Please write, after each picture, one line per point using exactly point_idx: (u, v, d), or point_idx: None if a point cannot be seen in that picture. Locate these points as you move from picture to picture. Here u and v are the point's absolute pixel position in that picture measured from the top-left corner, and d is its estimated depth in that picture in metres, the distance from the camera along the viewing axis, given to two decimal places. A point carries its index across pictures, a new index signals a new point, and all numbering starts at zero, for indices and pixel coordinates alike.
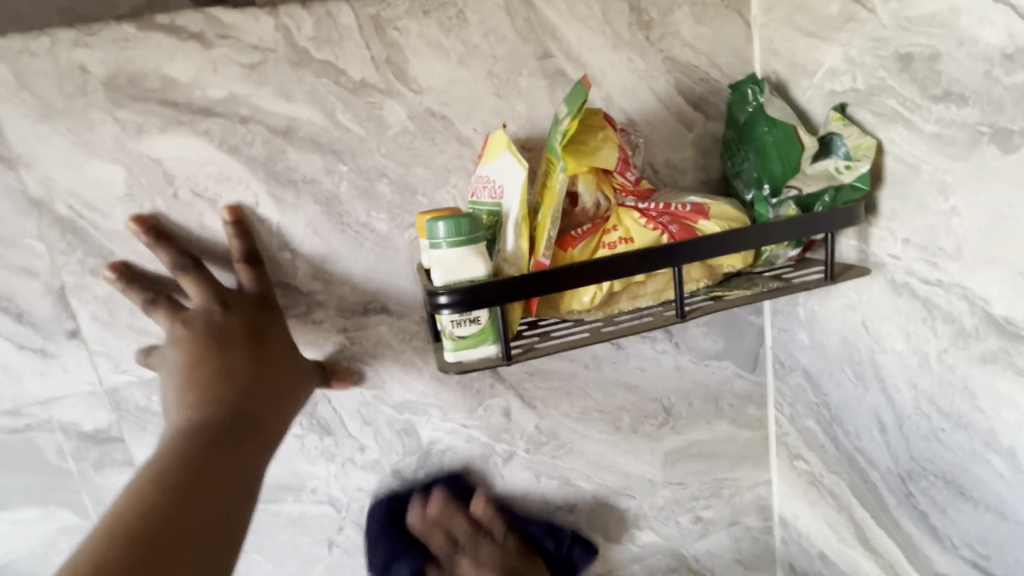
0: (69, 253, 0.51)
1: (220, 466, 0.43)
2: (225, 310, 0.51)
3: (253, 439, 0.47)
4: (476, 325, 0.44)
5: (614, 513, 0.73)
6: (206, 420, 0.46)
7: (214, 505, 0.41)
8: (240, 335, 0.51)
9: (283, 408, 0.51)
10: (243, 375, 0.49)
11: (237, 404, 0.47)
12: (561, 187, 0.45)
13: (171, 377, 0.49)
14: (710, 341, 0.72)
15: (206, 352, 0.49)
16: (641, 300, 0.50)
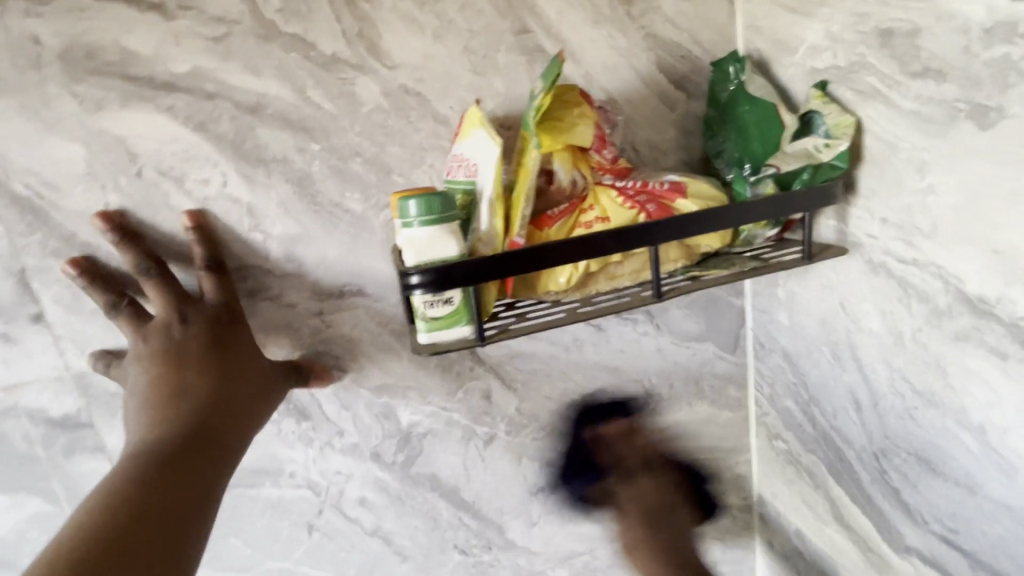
0: (29, 234, 0.49)
1: (173, 487, 0.41)
2: (185, 325, 0.50)
3: (207, 462, 0.44)
4: (449, 306, 0.43)
5: (595, 494, 0.74)
6: (156, 446, 0.43)
7: (157, 537, 0.38)
8: (199, 352, 0.49)
9: (241, 429, 0.49)
10: (202, 388, 0.48)
11: (190, 427, 0.45)
12: (536, 165, 0.44)
13: (132, 397, 0.48)
14: (691, 323, 0.72)
15: (163, 372, 0.47)
16: (617, 281, 0.49)
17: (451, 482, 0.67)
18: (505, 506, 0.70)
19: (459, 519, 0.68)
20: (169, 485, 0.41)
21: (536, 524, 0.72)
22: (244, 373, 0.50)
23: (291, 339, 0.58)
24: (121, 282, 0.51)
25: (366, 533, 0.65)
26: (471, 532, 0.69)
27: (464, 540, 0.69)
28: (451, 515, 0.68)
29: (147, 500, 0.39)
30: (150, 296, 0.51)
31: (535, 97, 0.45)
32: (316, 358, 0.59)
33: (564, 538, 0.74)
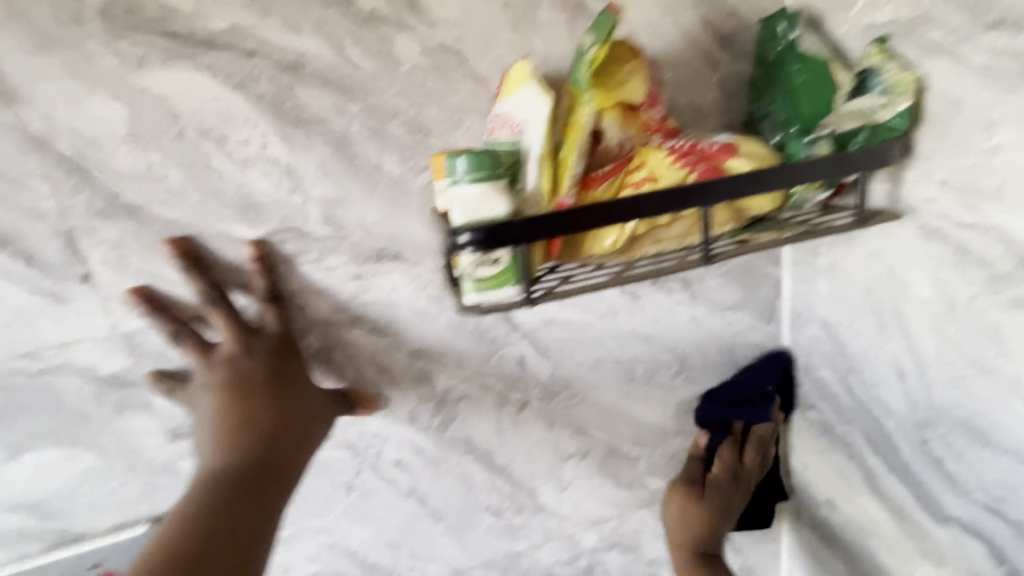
0: (75, 194, 0.49)
1: (236, 518, 0.44)
2: (249, 354, 0.52)
3: (261, 509, 0.46)
4: (497, 266, 0.42)
5: (626, 461, 0.74)
6: (223, 476, 0.46)
7: (221, 572, 0.41)
8: (262, 383, 0.51)
9: (295, 475, 0.50)
10: (265, 416, 0.50)
11: (247, 471, 0.47)
12: (588, 122, 0.44)
13: (200, 417, 0.50)
14: (727, 292, 0.71)
15: (230, 398, 0.50)
16: (663, 245, 0.48)
17: (485, 446, 0.68)
18: (537, 471, 0.71)
19: (492, 482, 0.69)
20: (228, 530, 0.43)
21: (566, 489, 0.73)
22: (300, 417, 0.52)
23: (329, 303, 0.58)
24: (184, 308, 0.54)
25: (402, 493, 0.66)
26: (504, 495, 0.71)
27: (497, 502, 0.70)
28: (484, 478, 0.69)
29: (203, 550, 0.41)
30: (217, 328, 0.53)
31: (586, 51, 0.43)
32: (354, 322, 0.59)
33: (594, 504, 0.75)
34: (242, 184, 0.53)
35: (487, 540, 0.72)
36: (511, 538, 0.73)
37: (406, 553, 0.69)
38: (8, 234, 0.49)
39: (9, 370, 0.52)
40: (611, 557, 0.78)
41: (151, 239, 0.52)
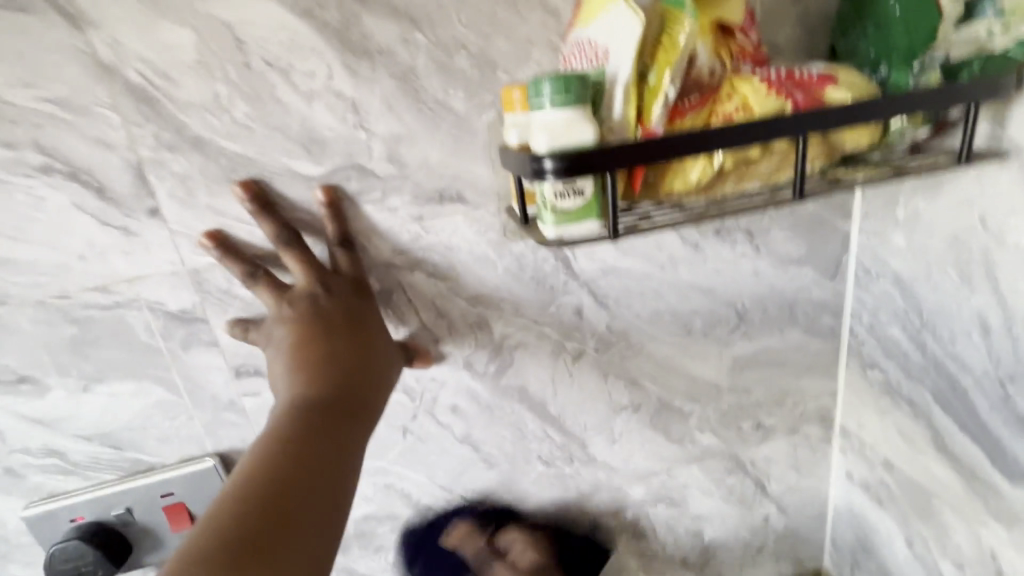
0: (143, 125, 0.49)
1: (323, 449, 0.44)
2: (328, 294, 0.52)
3: (340, 440, 0.46)
4: (580, 197, 0.40)
5: (677, 416, 0.74)
6: (308, 406, 0.46)
7: (313, 498, 0.41)
8: (341, 322, 0.51)
9: (369, 406, 0.50)
10: (346, 354, 0.50)
11: (324, 402, 0.47)
12: (685, 44, 0.41)
13: (279, 350, 0.50)
14: (793, 245, 0.68)
15: (311, 334, 0.50)
16: (749, 182, 0.46)
17: (539, 396, 0.68)
18: (589, 423, 0.71)
19: (544, 431, 0.70)
20: (317, 459, 0.43)
21: (616, 442, 0.73)
22: (369, 353, 0.51)
23: (390, 244, 0.57)
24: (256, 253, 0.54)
25: (457, 439, 0.67)
26: (555, 445, 0.71)
27: (548, 452, 0.71)
28: (537, 427, 0.69)
29: (290, 476, 0.41)
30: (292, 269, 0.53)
31: None
32: (413, 265, 0.59)
33: (643, 457, 0.75)
34: (307, 118, 0.51)
35: (537, 488, 0.72)
36: (560, 487, 0.73)
37: (458, 497, 0.70)
38: (79, 165, 0.49)
39: (83, 303, 0.52)
40: (656, 510, 0.79)
41: (218, 173, 0.51)
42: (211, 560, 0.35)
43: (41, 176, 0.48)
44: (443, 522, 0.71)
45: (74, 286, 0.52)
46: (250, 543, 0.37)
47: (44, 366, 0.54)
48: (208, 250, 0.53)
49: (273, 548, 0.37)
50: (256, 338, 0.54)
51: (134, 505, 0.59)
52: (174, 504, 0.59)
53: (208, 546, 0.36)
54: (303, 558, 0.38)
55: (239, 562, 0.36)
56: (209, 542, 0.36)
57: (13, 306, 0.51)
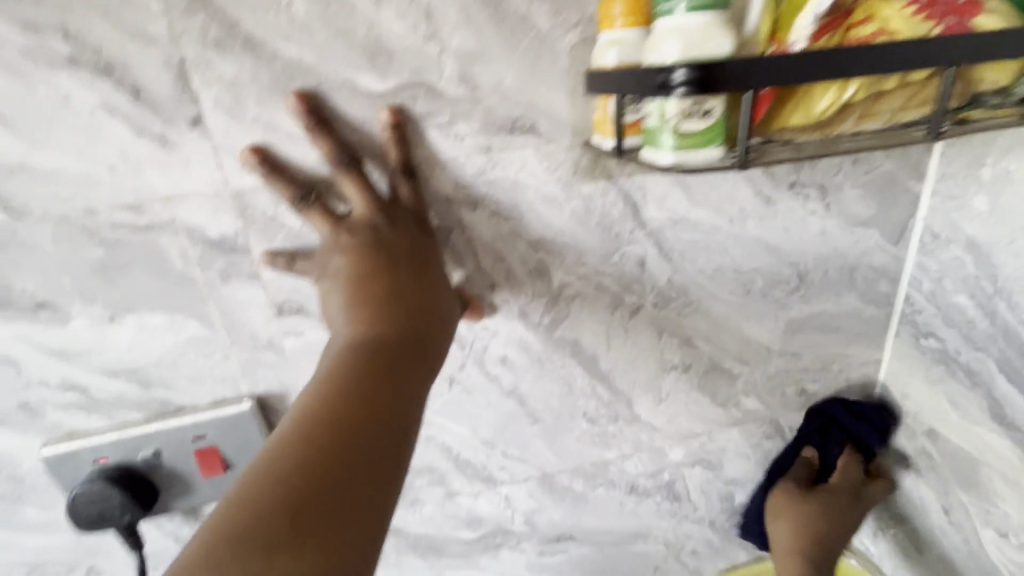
0: (188, 16, 0.42)
1: (389, 390, 0.39)
2: (391, 225, 0.47)
3: (405, 382, 0.41)
4: (707, 118, 0.36)
5: (725, 378, 0.71)
6: (371, 344, 0.41)
7: (378, 444, 0.36)
8: (405, 257, 0.46)
9: (435, 348, 0.44)
10: (411, 290, 0.45)
11: (386, 341, 0.42)
12: None
13: (337, 282, 0.45)
14: (863, 205, 0.65)
15: (373, 267, 0.45)
16: (872, 120, 0.42)
17: (591, 350, 0.64)
18: (638, 381, 0.68)
19: (592, 388, 0.67)
20: (383, 401, 0.38)
21: (663, 402, 0.71)
22: (434, 291, 0.46)
23: (453, 177, 0.52)
24: (308, 175, 0.48)
25: (503, 391, 0.64)
26: (601, 403, 0.68)
27: (593, 409, 0.68)
28: (586, 383, 0.66)
29: (351, 419, 0.36)
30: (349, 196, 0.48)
31: None
32: (476, 203, 0.54)
33: (687, 418, 0.73)
34: (375, 24, 0.45)
35: (579, 446, 0.70)
36: (601, 446, 0.71)
37: (499, 451, 0.68)
38: (113, 59, 0.42)
39: (113, 223, 0.47)
40: (693, 472, 0.77)
41: (271, 81, 0.45)
42: (265, 506, 0.31)
43: (69, 69, 0.42)
44: (481, 477, 0.69)
45: (104, 202, 0.46)
46: (308, 489, 0.32)
47: (66, 292, 0.48)
48: (252, 168, 0.47)
49: (332, 495, 0.33)
50: (307, 269, 0.49)
51: (163, 447, 0.54)
52: (206, 448, 0.55)
53: (264, 487, 0.32)
54: (366, 507, 0.33)
55: (296, 509, 0.31)
56: (267, 484, 0.32)
57: (33, 221, 0.45)
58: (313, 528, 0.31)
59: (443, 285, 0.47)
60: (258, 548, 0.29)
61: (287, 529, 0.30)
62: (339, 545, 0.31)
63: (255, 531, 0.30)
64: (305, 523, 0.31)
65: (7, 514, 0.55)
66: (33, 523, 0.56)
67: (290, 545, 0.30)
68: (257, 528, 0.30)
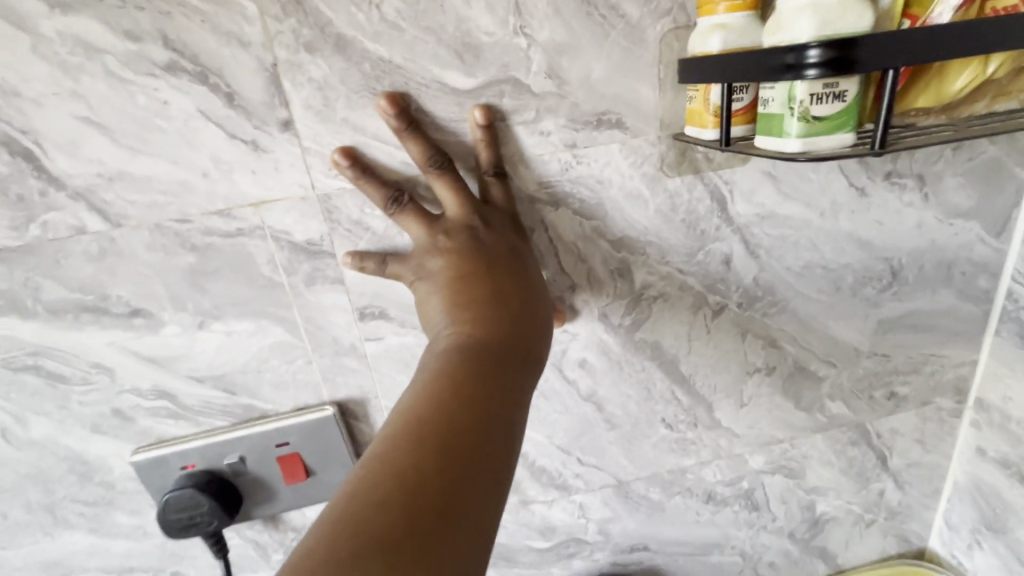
0: (282, 18, 0.42)
1: (496, 391, 0.38)
2: (487, 227, 0.46)
3: (509, 391, 0.39)
4: (841, 102, 0.34)
5: (811, 382, 0.68)
6: (475, 346, 0.40)
7: (489, 445, 0.34)
8: (503, 260, 0.45)
9: (535, 356, 0.43)
10: (511, 293, 0.44)
11: (490, 346, 0.41)
12: None
13: (436, 286, 0.45)
14: (963, 195, 0.61)
15: (472, 270, 0.44)
16: (1005, 101, 0.38)
17: (671, 353, 0.62)
18: (718, 385, 0.65)
19: (672, 393, 0.64)
20: (492, 402, 0.37)
21: (744, 407, 0.67)
22: (531, 297, 0.45)
23: (537, 175, 0.50)
24: (397, 178, 0.47)
25: (581, 397, 0.62)
26: (680, 408, 0.65)
27: (672, 415, 0.65)
28: (664, 388, 0.64)
29: (461, 423, 0.35)
30: (440, 197, 0.47)
31: None
32: (560, 201, 0.52)
33: (769, 425, 0.69)
34: (465, 19, 0.44)
35: (656, 453, 0.67)
36: (679, 453, 0.68)
37: (575, 458, 0.66)
38: (210, 63, 0.42)
39: (204, 229, 0.47)
40: (773, 481, 0.73)
41: (361, 82, 0.44)
42: (383, 499, 0.30)
43: (168, 75, 0.42)
44: (556, 485, 0.67)
45: (196, 209, 0.46)
46: (424, 491, 0.30)
47: (158, 298, 0.48)
48: (340, 172, 0.46)
49: (449, 498, 0.31)
50: (398, 272, 0.48)
51: (248, 454, 0.54)
52: (290, 455, 0.55)
53: (379, 486, 0.31)
54: (481, 511, 0.31)
55: (413, 511, 0.29)
56: (382, 483, 0.31)
57: (129, 228, 0.45)
58: (431, 524, 0.29)
59: (539, 292, 0.46)
60: (377, 547, 0.27)
61: (407, 527, 0.29)
62: (456, 552, 0.29)
63: (374, 527, 0.28)
64: (425, 523, 0.29)
65: (98, 520, 0.56)
66: (122, 529, 0.56)
67: (409, 545, 0.28)
68: (375, 526, 0.28)
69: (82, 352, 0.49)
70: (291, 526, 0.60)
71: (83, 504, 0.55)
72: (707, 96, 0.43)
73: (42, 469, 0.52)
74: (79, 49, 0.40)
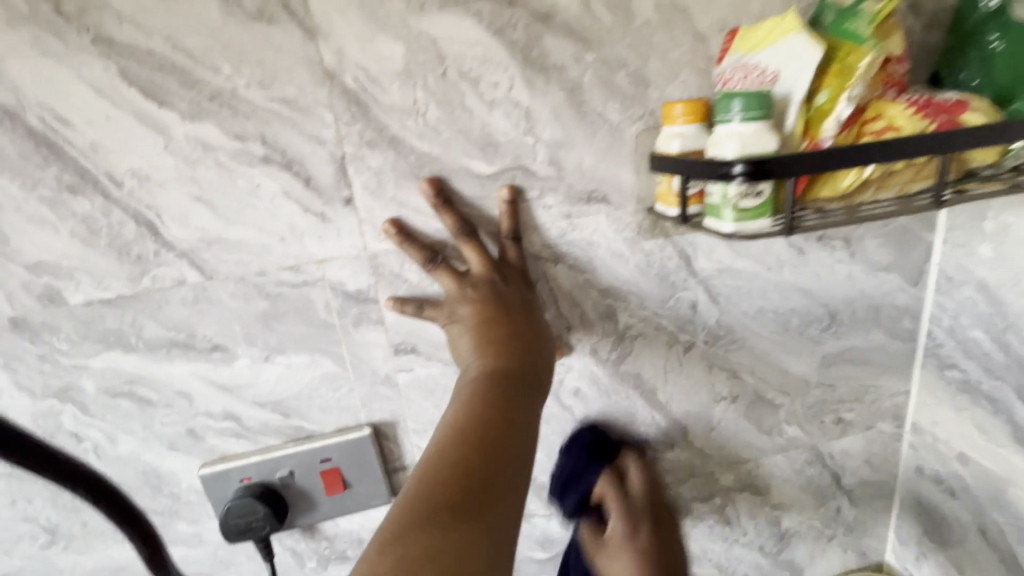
0: (351, 124, 0.55)
1: (515, 410, 0.51)
2: (504, 282, 0.59)
3: (523, 409, 0.52)
4: (761, 197, 0.48)
5: (769, 408, 0.80)
6: (497, 375, 0.54)
7: (512, 450, 0.48)
8: (518, 306, 0.58)
9: (541, 383, 0.56)
10: (523, 334, 0.57)
11: (508, 376, 0.54)
12: (865, 71, 0.48)
13: (464, 328, 0.58)
14: (883, 253, 0.75)
15: (494, 314, 0.57)
16: (886, 191, 0.53)
17: (651, 382, 0.74)
18: (691, 410, 0.77)
19: (652, 417, 0.76)
20: (512, 419, 0.50)
21: (714, 429, 0.79)
22: (537, 337, 0.58)
23: (541, 238, 0.64)
24: (432, 241, 0.60)
25: (575, 421, 0.73)
26: (660, 431, 0.77)
27: (653, 436, 0.77)
28: (646, 412, 0.75)
29: (491, 432, 0.48)
30: (467, 257, 0.59)
31: (866, 6, 0.48)
32: (559, 258, 0.65)
33: (736, 445, 0.81)
34: (487, 123, 0.58)
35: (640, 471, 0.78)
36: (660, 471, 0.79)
37: (570, 475, 0.76)
38: (294, 156, 0.55)
39: (276, 281, 0.58)
40: (742, 497, 0.84)
41: (408, 169, 0.58)
42: (442, 485, 0.43)
43: (262, 165, 0.55)
44: (554, 500, 0.77)
45: (272, 265, 0.58)
46: (470, 481, 0.43)
47: (235, 336, 0.59)
48: (389, 237, 0.59)
49: (486, 486, 0.44)
50: (432, 316, 0.60)
51: (296, 468, 0.64)
52: (331, 469, 0.65)
53: (438, 476, 0.44)
54: (509, 495, 0.44)
55: (463, 492, 0.42)
56: (440, 475, 0.44)
57: (219, 280, 0.57)
58: (476, 503, 0.42)
59: (544, 333, 0.59)
60: (444, 516, 0.40)
61: (461, 504, 0.41)
62: (495, 520, 0.42)
63: (439, 504, 0.41)
64: (472, 502, 0.42)
65: (162, 527, 0.64)
66: (182, 536, 0.65)
67: (464, 514, 0.41)
68: (440, 503, 0.41)
69: (169, 381, 0.59)
70: (325, 535, 0.69)
71: (152, 512, 0.64)
72: (670, 184, 0.57)
73: (122, 481, 0.62)
74: (198, 146, 0.53)
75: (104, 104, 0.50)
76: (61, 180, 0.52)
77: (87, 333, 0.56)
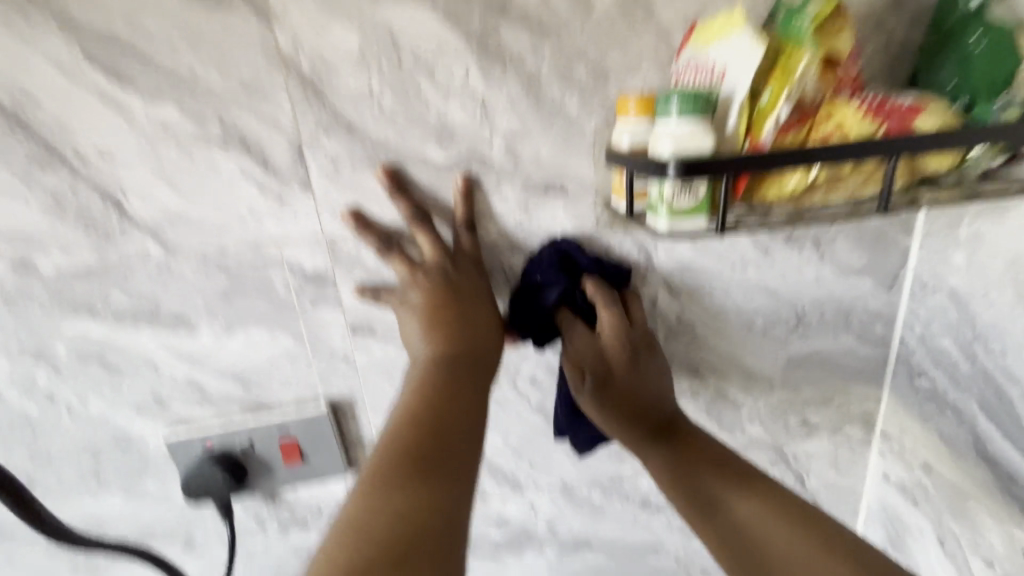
0: (306, 108, 0.56)
1: (465, 388, 0.53)
2: (457, 267, 0.60)
3: (474, 385, 0.54)
4: (694, 197, 0.48)
5: (730, 406, 0.80)
6: (448, 357, 0.55)
7: (466, 426, 0.50)
8: (469, 289, 0.59)
9: (492, 361, 0.58)
10: (475, 316, 0.59)
11: (460, 357, 0.55)
12: (806, 72, 0.48)
13: (416, 312, 0.59)
14: (856, 256, 0.74)
15: (445, 297, 0.58)
16: (836, 194, 0.52)
17: None
18: None
19: None
20: (464, 397, 0.52)
21: None
22: (489, 318, 0.59)
23: (498, 227, 0.64)
24: (388, 228, 0.62)
25: (532, 407, 0.75)
26: None
27: None
28: None
29: (444, 410, 0.50)
30: (421, 244, 0.61)
31: (808, 7, 0.48)
32: (516, 248, 0.66)
33: None
34: (443, 112, 0.59)
35: (597, 460, 0.79)
36: (616, 462, 0.80)
37: (526, 460, 0.78)
38: (251, 138, 0.57)
39: (236, 258, 0.61)
40: None
41: (363, 155, 0.59)
42: (397, 467, 0.44)
43: (220, 146, 0.56)
44: (510, 482, 0.79)
45: (232, 243, 0.60)
46: (425, 459, 0.45)
47: (198, 310, 0.62)
48: (348, 224, 0.61)
49: (443, 462, 0.46)
50: (389, 300, 0.62)
51: (256, 437, 0.67)
52: (289, 441, 0.68)
53: (393, 458, 0.45)
54: (466, 469, 0.47)
55: (418, 470, 0.44)
56: (394, 457, 0.45)
57: (181, 255, 0.60)
58: (434, 478, 0.44)
59: (494, 312, 0.60)
60: (403, 494, 0.42)
61: (419, 482, 0.43)
62: (454, 493, 0.44)
63: (398, 484, 0.43)
64: (429, 478, 0.44)
65: (131, 485, 0.69)
66: (150, 494, 0.69)
67: (423, 489, 0.43)
68: (397, 483, 0.43)
69: (135, 348, 0.63)
70: (286, 501, 0.73)
71: (122, 470, 0.68)
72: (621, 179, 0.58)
73: (95, 439, 0.66)
74: (159, 127, 0.55)
75: (69, 83, 0.53)
76: (31, 154, 0.55)
77: (59, 300, 0.60)
